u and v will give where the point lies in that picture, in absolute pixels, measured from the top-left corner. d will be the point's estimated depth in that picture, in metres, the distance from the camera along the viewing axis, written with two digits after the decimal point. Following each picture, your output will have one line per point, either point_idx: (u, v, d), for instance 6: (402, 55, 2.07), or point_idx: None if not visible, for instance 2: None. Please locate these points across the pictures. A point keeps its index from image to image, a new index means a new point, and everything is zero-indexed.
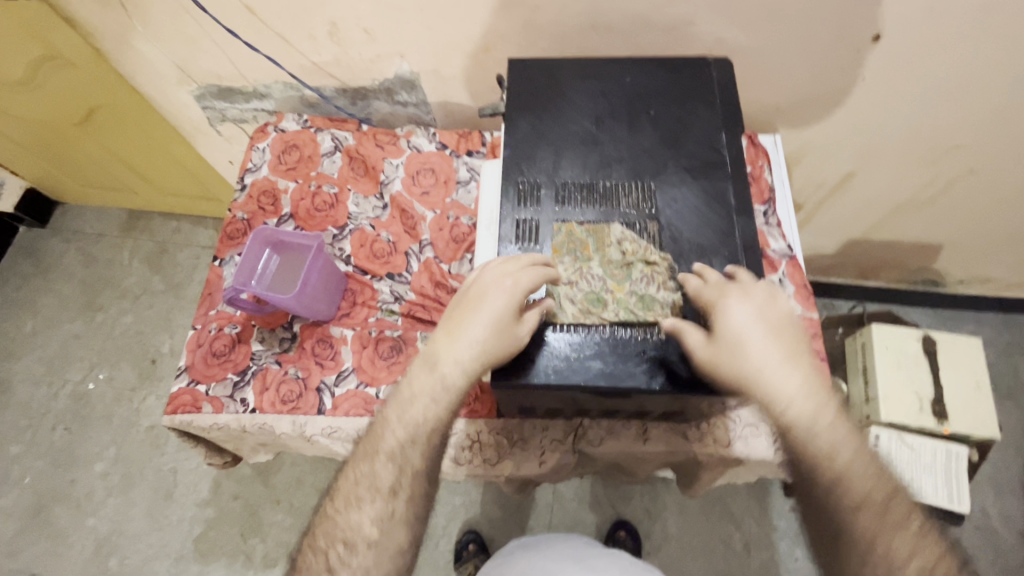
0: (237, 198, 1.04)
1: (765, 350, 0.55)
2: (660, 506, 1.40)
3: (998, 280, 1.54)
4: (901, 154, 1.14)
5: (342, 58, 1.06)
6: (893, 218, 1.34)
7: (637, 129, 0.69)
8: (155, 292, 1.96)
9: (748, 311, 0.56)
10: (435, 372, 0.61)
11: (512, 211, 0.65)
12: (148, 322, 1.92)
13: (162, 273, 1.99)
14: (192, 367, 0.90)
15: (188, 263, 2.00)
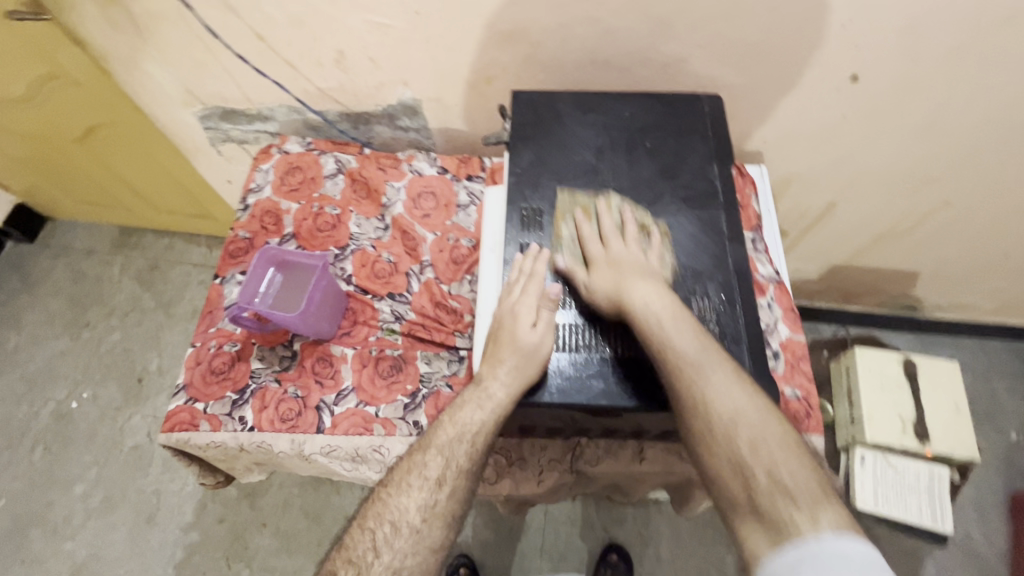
0: (240, 218, 1.05)
1: (627, 271, 0.64)
2: (652, 529, 1.41)
3: (974, 307, 1.60)
4: (879, 186, 1.20)
5: (347, 85, 1.09)
6: (873, 246, 1.40)
7: (634, 160, 0.73)
8: (145, 309, 1.94)
9: (618, 258, 0.65)
10: (488, 393, 0.64)
11: (517, 236, 0.68)
12: (137, 339, 1.90)
13: (152, 291, 1.97)
14: (190, 385, 0.90)
15: (179, 281, 1.99)
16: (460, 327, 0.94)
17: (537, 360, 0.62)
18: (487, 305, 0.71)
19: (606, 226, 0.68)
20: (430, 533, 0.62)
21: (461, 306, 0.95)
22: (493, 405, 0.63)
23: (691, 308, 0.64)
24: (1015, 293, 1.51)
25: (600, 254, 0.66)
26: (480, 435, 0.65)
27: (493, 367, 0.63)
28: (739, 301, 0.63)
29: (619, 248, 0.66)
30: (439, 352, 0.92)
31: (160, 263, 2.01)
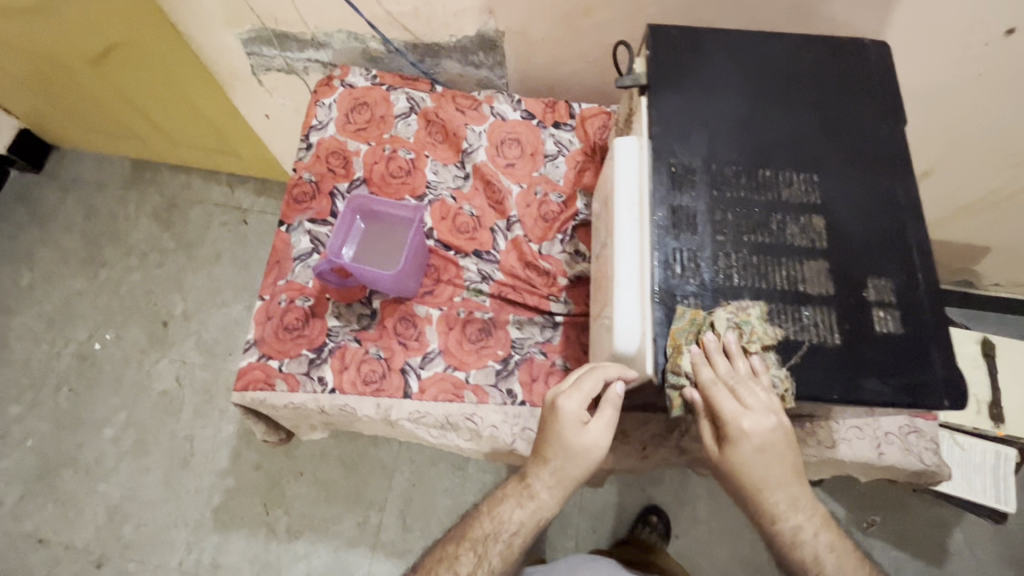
0: (302, 158, 0.95)
1: (765, 467, 0.55)
2: (697, 494, 1.39)
3: None
4: (983, 161, 1.10)
5: (421, 10, 0.96)
6: (952, 221, 1.32)
7: (796, 112, 0.63)
8: (166, 249, 1.84)
9: (755, 436, 0.54)
10: (529, 498, 0.65)
11: (665, 197, 0.60)
12: (159, 280, 1.81)
13: (173, 229, 1.86)
14: (261, 342, 0.83)
15: (199, 220, 1.87)
16: (553, 290, 0.87)
17: (585, 455, 0.62)
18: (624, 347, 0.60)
19: (722, 367, 0.55)
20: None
21: (554, 267, 0.88)
22: (532, 508, 0.65)
23: (867, 288, 0.56)
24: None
25: (733, 414, 0.54)
26: (516, 536, 0.66)
27: (536, 466, 0.65)
28: (921, 283, 0.56)
29: (749, 389, 0.55)
30: (532, 317, 0.86)
31: (180, 201, 1.89)
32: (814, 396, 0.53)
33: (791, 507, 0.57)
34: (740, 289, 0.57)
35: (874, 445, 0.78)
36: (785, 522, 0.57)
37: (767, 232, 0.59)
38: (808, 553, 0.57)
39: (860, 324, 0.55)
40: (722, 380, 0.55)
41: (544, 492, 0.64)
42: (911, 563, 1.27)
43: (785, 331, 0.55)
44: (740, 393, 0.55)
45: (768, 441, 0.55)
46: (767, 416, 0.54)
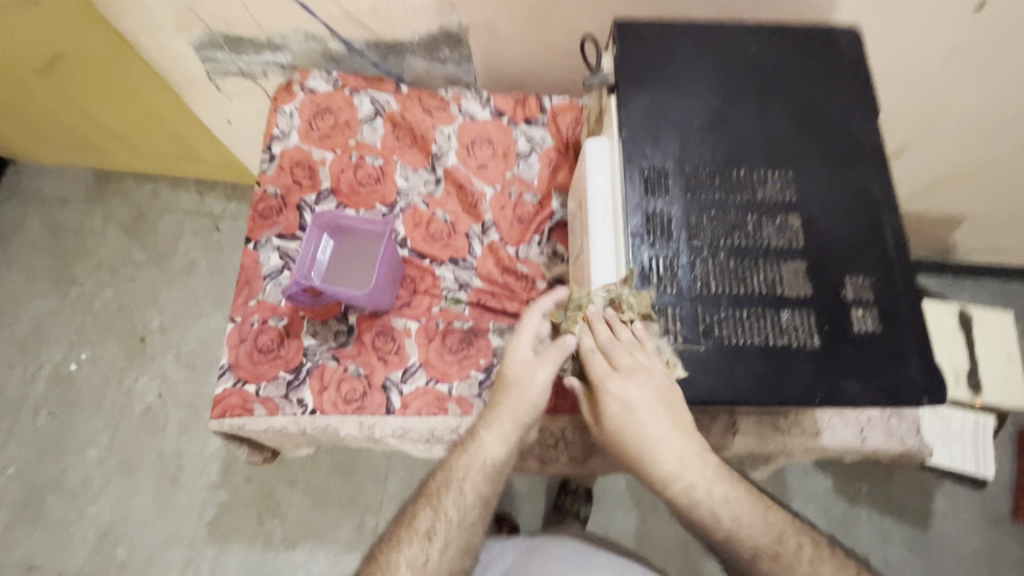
0: (266, 170, 0.91)
1: (653, 425, 0.54)
2: None
3: (1006, 250, 1.48)
4: (958, 135, 1.10)
5: (380, 7, 0.92)
6: (931, 192, 1.29)
7: (769, 107, 0.62)
8: (137, 263, 1.78)
9: (637, 392, 0.54)
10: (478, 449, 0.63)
11: (639, 202, 0.58)
12: (133, 294, 1.75)
13: (143, 241, 1.80)
14: (235, 366, 0.81)
15: (170, 231, 1.81)
16: (532, 295, 0.86)
17: (531, 395, 0.62)
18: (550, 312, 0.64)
19: (605, 335, 0.57)
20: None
21: (532, 271, 0.86)
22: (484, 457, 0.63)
23: (844, 286, 0.56)
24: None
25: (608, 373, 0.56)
26: (467, 485, 0.63)
27: (484, 418, 0.64)
28: (899, 279, 0.56)
29: (625, 352, 0.56)
30: (513, 324, 0.84)
31: (149, 212, 1.83)
32: (796, 401, 0.53)
33: (680, 466, 0.54)
34: (718, 295, 0.55)
35: (857, 430, 0.78)
36: (674, 483, 0.54)
37: (744, 234, 0.57)
38: (705, 511, 0.54)
39: (840, 323, 0.54)
40: (616, 342, 0.56)
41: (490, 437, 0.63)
42: (900, 530, 1.29)
43: (766, 337, 0.54)
44: (615, 354, 0.56)
45: (641, 403, 0.55)
46: (639, 374, 0.54)
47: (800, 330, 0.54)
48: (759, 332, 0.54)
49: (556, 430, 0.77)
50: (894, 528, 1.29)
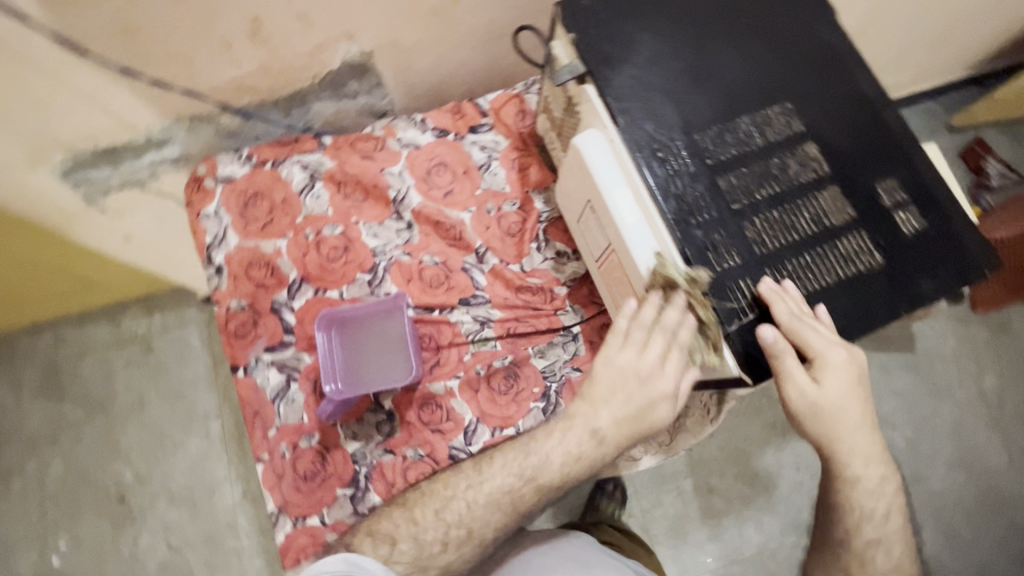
0: (219, 285, 0.80)
1: (843, 394, 0.53)
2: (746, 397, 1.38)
3: (900, 85, 1.54)
4: None
5: (270, 64, 0.81)
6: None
7: (741, 43, 0.60)
8: (71, 421, 1.31)
9: (832, 361, 0.52)
10: (587, 430, 0.58)
11: (664, 185, 0.55)
12: (84, 454, 1.29)
13: (52, 387, 1.32)
14: (286, 505, 0.73)
15: (75, 364, 1.33)
16: (556, 304, 0.82)
17: (638, 376, 0.57)
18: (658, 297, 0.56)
19: (791, 308, 0.51)
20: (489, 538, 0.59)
21: (545, 280, 0.82)
22: (594, 441, 0.58)
23: (881, 194, 0.56)
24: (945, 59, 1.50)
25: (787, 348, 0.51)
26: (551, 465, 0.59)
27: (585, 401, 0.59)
28: (922, 168, 0.57)
29: (813, 332, 0.51)
30: (551, 339, 0.80)
31: (39, 359, 1.33)
32: (884, 321, 0.53)
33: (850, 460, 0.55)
34: (778, 250, 0.54)
35: None
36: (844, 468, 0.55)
37: (775, 179, 0.56)
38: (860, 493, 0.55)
39: (893, 230, 0.55)
40: (799, 313, 0.51)
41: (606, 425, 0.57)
42: (897, 360, 1.47)
43: (835, 272, 0.54)
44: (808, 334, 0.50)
45: (834, 372, 0.53)
46: (843, 376, 0.53)
47: (863, 247, 0.54)
48: (828, 269, 0.54)
49: None
50: (894, 361, 1.46)
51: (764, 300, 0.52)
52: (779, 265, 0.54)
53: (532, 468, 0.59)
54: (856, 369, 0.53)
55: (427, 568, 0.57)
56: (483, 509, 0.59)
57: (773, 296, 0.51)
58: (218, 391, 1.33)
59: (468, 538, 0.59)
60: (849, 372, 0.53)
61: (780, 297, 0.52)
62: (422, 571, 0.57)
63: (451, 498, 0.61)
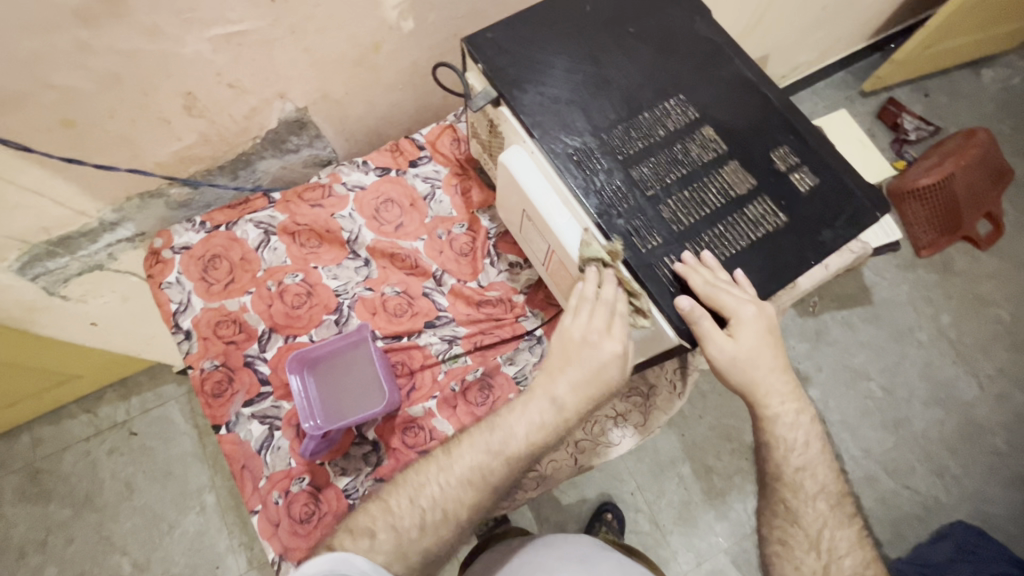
0: (189, 350, 0.82)
1: (760, 347, 0.59)
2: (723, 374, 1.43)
3: (805, 63, 1.67)
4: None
5: (211, 132, 0.85)
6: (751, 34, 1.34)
7: (631, 51, 0.67)
8: (59, 521, 1.27)
9: (746, 319, 0.56)
10: (549, 403, 0.60)
11: (584, 184, 0.61)
12: (77, 552, 1.26)
13: (37, 490, 1.29)
14: (286, 552, 0.74)
15: (56, 462, 1.31)
16: (517, 312, 0.86)
17: (596, 353, 0.60)
18: (609, 287, 0.61)
19: (704, 279, 0.56)
20: (467, 526, 0.60)
21: (503, 292, 0.87)
22: (556, 411, 0.60)
23: (776, 161, 0.63)
24: (843, 32, 1.63)
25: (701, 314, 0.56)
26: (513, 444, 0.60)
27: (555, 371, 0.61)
28: (806, 134, 0.64)
29: (729, 295, 0.55)
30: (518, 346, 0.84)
31: (19, 462, 1.30)
32: (798, 270, 0.59)
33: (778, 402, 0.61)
34: (694, 225, 0.60)
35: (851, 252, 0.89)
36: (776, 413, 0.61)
37: (681, 163, 0.62)
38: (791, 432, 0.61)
39: (790, 191, 0.61)
40: (710, 281, 0.56)
41: (569, 395, 0.60)
42: (854, 314, 1.55)
43: (747, 236, 0.60)
44: (723, 297, 0.55)
45: (751, 329, 0.57)
46: (756, 329, 0.57)
47: (766, 210, 0.61)
48: (740, 233, 0.60)
49: (608, 412, 0.82)
50: (852, 315, 1.55)
51: (682, 275, 0.57)
52: (696, 237, 0.60)
53: (502, 444, 0.60)
54: (769, 320, 0.58)
55: (407, 552, 0.57)
56: (461, 485, 0.59)
57: (686, 270, 0.57)
58: (208, 462, 1.32)
59: (445, 519, 0.59)
60: (762, 323, 0.58)
61: (696, 269, 0.57)
62: (402, 559, 0.57)
63: (426, 485, 0.60)
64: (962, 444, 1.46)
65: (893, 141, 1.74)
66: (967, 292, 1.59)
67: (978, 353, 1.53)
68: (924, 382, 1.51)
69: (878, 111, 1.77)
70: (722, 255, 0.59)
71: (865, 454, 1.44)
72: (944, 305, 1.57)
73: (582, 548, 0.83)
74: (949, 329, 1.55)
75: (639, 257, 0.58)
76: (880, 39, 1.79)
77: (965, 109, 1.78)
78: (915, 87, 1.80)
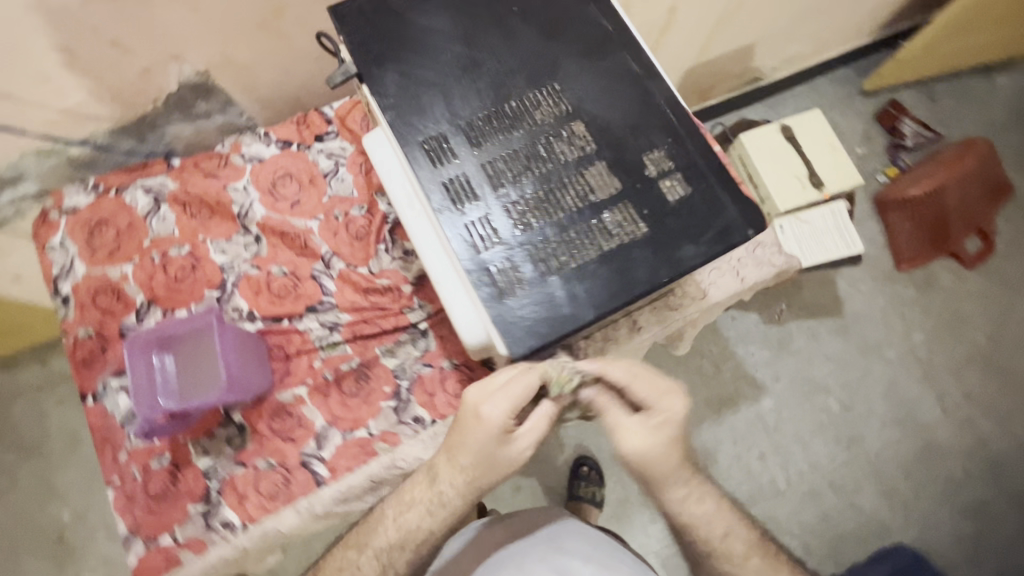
0: (66, 315, 0.81)
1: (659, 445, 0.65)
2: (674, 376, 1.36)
3: (799, 54, 1.55)
4: None
5: (99, 91, 0.82)
6: (717, 32, 1.28)
7: (510, 32, 0.61)
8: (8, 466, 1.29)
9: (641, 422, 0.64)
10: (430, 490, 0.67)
11: (432, 176, 0.56)
12: (22, 496, 1.27)
13: None
14: (139, 527, 0.73)
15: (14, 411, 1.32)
16: (404, 302, 0.83)
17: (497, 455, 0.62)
18: (451, 291, 0.58)
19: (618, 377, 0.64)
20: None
21: (393, 280, 0.83)
22: (437, 507, 0.67)
23: (647, 165, 0.57)
24: (843, 23, 1.49)
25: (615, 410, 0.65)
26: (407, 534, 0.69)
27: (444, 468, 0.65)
28: (687, 137, 0.58)
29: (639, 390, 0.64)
30: (399, 338, 0.81)
31: None
32: (649, 288, 0.55)
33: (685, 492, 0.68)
34: (543, 230, 0.56)
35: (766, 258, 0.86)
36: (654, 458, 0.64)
37: (543, 161, 0.57)
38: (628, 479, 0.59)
39: (656, 200, 0.56)
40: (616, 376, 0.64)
41: (448, 489, 0.65)
42: (823, 325, 1.46)
43: (600, 246, 0.55)
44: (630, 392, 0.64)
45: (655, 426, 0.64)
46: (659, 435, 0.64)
47: (627, 218, 0.56)
48: (596, 243, 0.55)
49: None
50: (820, 326, 1.46)
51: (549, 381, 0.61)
52: (547, 241, 0.55)
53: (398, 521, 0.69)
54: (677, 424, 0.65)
55: None
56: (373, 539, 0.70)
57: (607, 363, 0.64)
58: None
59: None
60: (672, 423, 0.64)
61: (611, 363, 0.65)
62: None
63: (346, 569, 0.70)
64: (918, 465, 1.39)
65: (889, 145, 1.62)
66: (945, 310, 1.49)
67: (945, 374, 1.45)
68: (886, 398, 1.43)
69: (878, 111, 1.65)
70: (568, 265, 0.55)
71: (814, 469, 1.37)
72: (918, 323, 1.48)
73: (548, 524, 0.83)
74: (919, 348, 1.47)
75: (480, 260, 0.55)
76: (885, 35, 1.66)
77: (969, 115, 1.66)
78: (921, 89, 1.68)
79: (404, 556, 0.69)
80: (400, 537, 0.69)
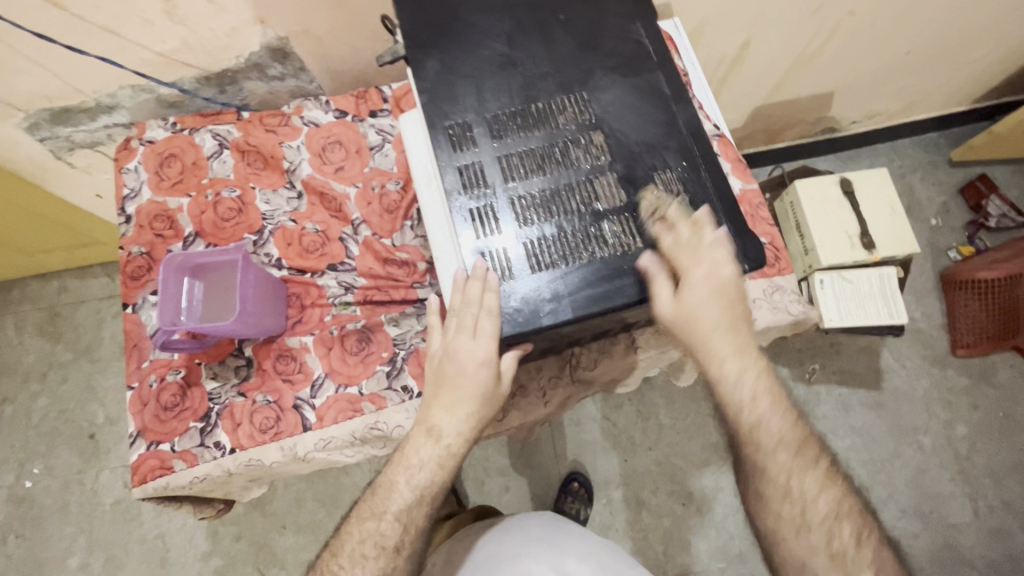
0: (126, 232, 0.90)
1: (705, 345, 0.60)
2: (683, 412, 1.33)
3: (884, 112, 1.48)
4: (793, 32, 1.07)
5: (191, 41, 0.91)
6: (791, 77, 1.23)
7: (550, 37, 0.64)
8: (64, 361, 1.43)
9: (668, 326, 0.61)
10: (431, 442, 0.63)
11: (450, 160, 0.60)
12: (69, 390, 1.41)
13: (53, 330, 1.46)
14: (144, 430, 0.81)
15: (79, 313, 1.47)
16: (416, 278, 0.89)
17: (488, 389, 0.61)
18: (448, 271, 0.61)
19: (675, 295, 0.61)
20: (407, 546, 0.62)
21: (411, 256, 0.89)
22: (432, 441, 0.63)
23: (655, 184, 0.59)
24: (936, 88, 1.41)
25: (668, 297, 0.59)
26: (418, 476, 0.63)
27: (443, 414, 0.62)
28: (701, 163, 0.60)
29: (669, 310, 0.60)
30: (405, 310, 0.86)
31: (44, 302, 1.48)
32: (632, 301, 0.56)
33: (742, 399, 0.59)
34: (542, 228, 0.58)
35: (783, 308, 0.83)
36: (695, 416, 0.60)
37: (555, 163, 0.60)
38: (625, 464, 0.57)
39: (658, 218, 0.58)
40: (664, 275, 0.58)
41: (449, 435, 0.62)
42: (855, 395, 1.38)
43: (593, 254, 0.57)
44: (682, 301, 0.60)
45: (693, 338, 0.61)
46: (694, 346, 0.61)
47: (625, 231, 0.58)
48: (590, 249, 0.57)
49: None
50: (851, 394, 1.38)
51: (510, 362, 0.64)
52: (543, 239, 0.58)
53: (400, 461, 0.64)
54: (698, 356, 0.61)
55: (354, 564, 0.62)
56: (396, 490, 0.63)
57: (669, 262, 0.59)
58: None
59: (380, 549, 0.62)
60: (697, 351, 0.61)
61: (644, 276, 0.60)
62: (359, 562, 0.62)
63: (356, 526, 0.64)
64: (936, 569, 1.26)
65: (969, 223, 1.51)
66: (999, 408, 1.36)
67: (986, 477, 1.32)
68: (910, 488, 1.32)
69: (964, 184, 1.54)
70: (557, 266, 0.57)
71: None
72: (964, 415, 1.36)
73: (544, 529, 0.87)
74: (961, 441, 1.34)
75: (477, 245, 0.58)
76: (987, 106, 1.55)
77: None
78: (1020, 168, 1.56)
79: (415, 504, 0.63)
80: (408, 481, 0.63)
